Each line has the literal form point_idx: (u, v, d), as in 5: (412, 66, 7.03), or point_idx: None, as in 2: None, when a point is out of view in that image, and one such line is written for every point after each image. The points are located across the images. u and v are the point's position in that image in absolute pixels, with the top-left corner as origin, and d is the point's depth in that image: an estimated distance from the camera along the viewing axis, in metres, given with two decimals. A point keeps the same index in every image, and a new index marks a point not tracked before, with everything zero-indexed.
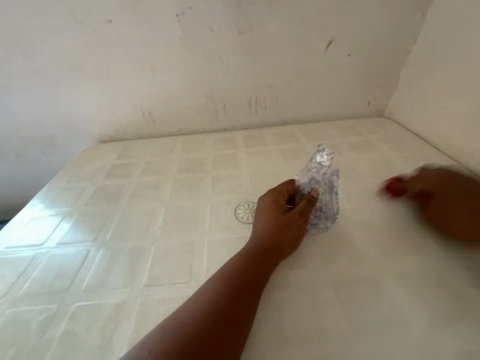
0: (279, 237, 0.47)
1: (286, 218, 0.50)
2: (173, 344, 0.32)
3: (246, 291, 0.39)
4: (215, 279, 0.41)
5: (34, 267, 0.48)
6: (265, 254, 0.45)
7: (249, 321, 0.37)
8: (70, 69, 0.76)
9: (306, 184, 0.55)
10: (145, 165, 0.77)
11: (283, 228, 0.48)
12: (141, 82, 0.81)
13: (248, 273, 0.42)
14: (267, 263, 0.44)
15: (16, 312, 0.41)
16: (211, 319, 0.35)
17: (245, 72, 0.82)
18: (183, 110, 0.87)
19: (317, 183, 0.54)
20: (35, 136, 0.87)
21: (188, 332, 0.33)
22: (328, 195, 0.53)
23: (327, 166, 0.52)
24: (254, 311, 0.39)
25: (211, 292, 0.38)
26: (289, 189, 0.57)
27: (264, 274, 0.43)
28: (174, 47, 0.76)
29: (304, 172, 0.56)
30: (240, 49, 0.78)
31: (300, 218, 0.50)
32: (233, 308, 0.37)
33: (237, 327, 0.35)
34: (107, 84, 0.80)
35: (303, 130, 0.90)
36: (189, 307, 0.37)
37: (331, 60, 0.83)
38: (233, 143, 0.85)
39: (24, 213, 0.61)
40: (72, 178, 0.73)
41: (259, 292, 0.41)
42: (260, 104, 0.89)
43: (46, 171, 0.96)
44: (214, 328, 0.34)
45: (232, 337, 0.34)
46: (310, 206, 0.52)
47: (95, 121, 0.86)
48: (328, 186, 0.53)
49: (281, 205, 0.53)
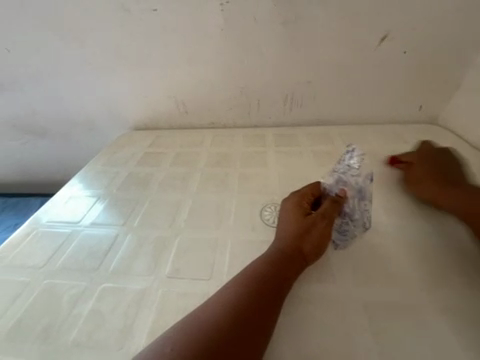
0: (301, 242, 0.44)
1: (308, 221, 0.46)
2: (191, 344, 0.31)
3: (266, 297, 0.37)
4: (235, 281, 0.39)
5: (70, 243, 0.51)
6: (287, 261, 0.42)
7: (269, 332, 0.35)
8: (115, 57, 0.80)
9: (332, 185, 0.50)
10: (174, 156, 0.77)
11: (305, 232, 0.45)
12: (178, 72, 0.81)
13: (269, 280, 0.39)
14: (289, 272, 0.41)
15: (52, 283, 0.44)
16: (230, 324, 0.34)
17: (283, 66, 0.78)
18: (216, 103, 0.86)
19: (344, 185, 0.49)
20: (78, 119, 0.93)
21: (207, 334, 0.32)
22: (357, 201, 0.49)
23: (356, 167, 0.49)
24: (274, 321, 0.36)
25: (231, 294, 0.37)
26: (314, 191, 0.52)
27: (286, 282, 0.40)
28: (213, 38, 0.75)
29: (330, 174, 0.52)
30: (281, 42, 0.74)
31: (323, 222, 0.46)
32: (253, 316, 0.35)
33: (256, 335, 0.34)
34: (146, 73, 0.82)
35: (339, 132, 0.83)
36: (208, 306, 0.36)
37: (381, 57, 0.75)
38: (263, 141, 0.82)
39: (64, 191, 0.66)
40: (107, 163, 0.77)
41: (280, 301, 0.38)
42: (296, 101, 0.84)
43: (85, 153, 1.03)
44: (233, 335, 0.33)
45: (251, 347, 0.33)
46: (335, 209, 0.48)
47: (132, 108, 0.90)
48: (358, 190, 0.49)
49: (305, 208, 0.49)
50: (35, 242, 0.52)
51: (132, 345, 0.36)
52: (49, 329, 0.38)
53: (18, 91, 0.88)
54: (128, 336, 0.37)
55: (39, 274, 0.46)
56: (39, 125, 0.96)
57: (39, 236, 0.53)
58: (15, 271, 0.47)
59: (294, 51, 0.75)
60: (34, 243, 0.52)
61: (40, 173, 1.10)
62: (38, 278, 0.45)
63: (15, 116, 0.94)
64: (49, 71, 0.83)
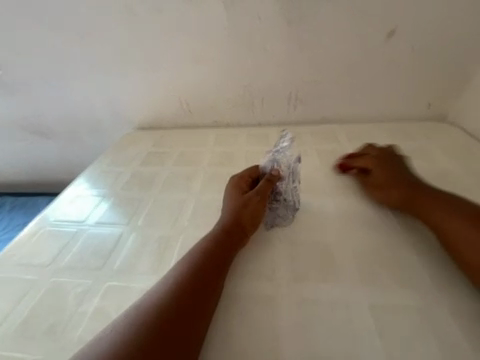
0: (240, 215, 0.49)
1: (245, 197, 0.51)
2: (143, 318, 0.33)
3: (214, 262, 0.41)
4: (185, 259, 0.41)
5: (75, 241, 0.52)
6: (227, 235, 0.46)
7: (214, 300, 0.38)
8: (120, 58, 0.80)
9: (268, 165, 0.57)
10: (178, 155, 0.78)
11: (244, 206, 0.50)
12: (182, 71, 0.81)
13: (213, 254, 0.42)
14: (230, 245, 0.45)
15: (58, 281, 0.45)
16: (177, 298, 0.36)
17: (288, 64, 0.77)
18: (220, 101, 0.86)
19: (278, 164, 0.56)
20: (84, 119, 0.94)
21: (156, 309, 0.34)
22: (288, 181, 0.55)
23: (287, 149, 0.56)
24: (219, 290, 0.40)
25: (180, 272, 0.39)
26: (252, 174, 0.58)
27: (228, 254, 0.44)
28: (217, 36, 0.74)
29: (268, 156, 0.59)
30: (286, 39, 0.73)
31: (258, 197, 0.52)
32: (200, 289, 0.37)
33: (207, 293, 0.38)
34: (151, 73, 0.82)
35: (345, 131, 0.82)
36: (167, 273, 0.40)
37: (389, 52, 0.73)
38: (267, 140, 0.81)
39: (71, 190, 0.67)
40: (113, 162, 0.78)
41: (223, 272, 0.42)
42: (301, 99, 0.83)
43: (90, 153, 1.04)
44: (181, 307, 0.35)
45: (199, 316, 0.35)
46: (270, 187, 0.54)
47: (137, 108, 0.90)
48: (289, 169, 0.55)
49: (244, 188, 0.55)
50: (42, 240, 0.53)
51: None
52: (56, 326, 0.39)
53: (26, 92, 0.90)
54: None
55: (46, 272, 0.46)
56: (46, 125, 0.97)
57: (46, 235, 0.54)
58: (22, 268, 0.47)
59: (299, 48, 0.74)
60: (41, 241, 0.53)
61: (48, 173, 1.12)
62: (45, 275, 0.46)
63: (23, 116, 0.96)
64: (56, 71, 0.85)
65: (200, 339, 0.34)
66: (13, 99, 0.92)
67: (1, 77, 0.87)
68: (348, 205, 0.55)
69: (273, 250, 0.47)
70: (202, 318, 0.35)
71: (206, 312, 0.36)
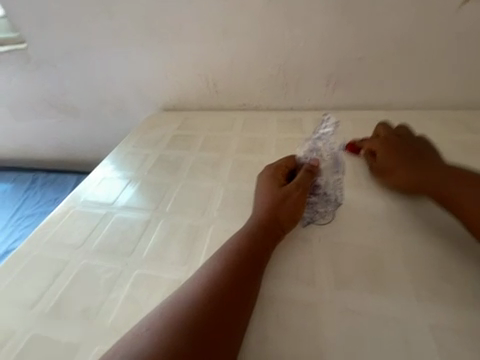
0: (278, 210, 0.45)
1: (283, 191, 0.47)
2: (179, 312, 0.32)
3: (251, 260, 0.39)
4: (220, 253, 0.39)
5: (104, 224, 0.51)
6: (265, 230, 0.42)
7: (251, 300, 0.36)
8: (147, 32, 0.75)
9: (306, 155, 0.51)
10: (204, 139, 0.73)
11: (282, 201, 0.46)
12: (212, 47, 0.74)
13: (250, 251, 0.40)
14: (267, 241, 0.42)
15: (89, 264, 0.44)
16: (212, 295, 0.34)
17: (333, 39, 0.68)
18: (250, 82, 0.78)
19: (318, 153, 0.50)
20: (109, 98, 0.92)
21: (193, 305, 0.33)
22: (330, 172, 0.50)
23: (330, 133, 0.50)
24: (256, 289, 0.37)
25: (215, 267, 0.37)
26: (288, 164, 0.52)
27: (265, 251, 0.41)
28: (255, 6, 0.66)
29: (306, 143, 0.53)
30: (334, 9, 0.64)
31: (298, 191, 0.47)
32: (236, 287, 0.35)
33: (243, 293, 0.35)
34: (179, 49, 0.76)
35: (391, 119, 0.72)
36: (202, 268, 0.38)
37: (456, 27, 0.62)
38: (300, 126, 0.74)
39: (98, 171, 0.66)
40: (137, 144, 0.75)
41: (260, 270, 0.39)
42: (342, 81, 0.73)
43: (115, 133, 1.03)
44: (216, 304, 0.33)
45: (235, 315, 0.33)
46: (310, 179, 0.48)
47: (161, 87, 0.85)
48: (332, 159, 0.50)
49: (280, 179, 0.50)
50: (72, 221, 0.53)
51: None
52: (89, 311, 0.38)
53: (53, 68, 0.88)
54: None
55: (77, 254, 0.46)
56: (72, 103, 0.96)
57: (75, 215, 0.54)
58: (55, 248, 0.48)
59: (348, 20, 0.64)
60: (72, 222, 0.53)
61: (74, 152, 1.14)
62: (76, 257, 0.46)
63: (50, 93, 0.95)
64: (81, 46, 0.81)
65: (238, 340, 0.32)
66: (40, 76, 0.91)
67: (29, 53, 0.86)
68: (398, 203, 0.49)
69: (311, 249, 0.43)
70: (239, 320, 0.33)
71: (242, 313, 0.34)
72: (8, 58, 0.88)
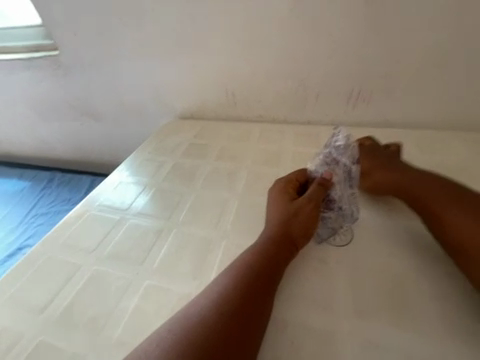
0: (291, 226, 0.43)
1: (295, 206, 0.45)
2: (190, 333, 0.31)
3: (264, 279, 0.37)
4: (232, 270, 0.38)
5: (118, 229, 0.51)
6: (278, 248, 0.41)
7: (264, 323, 0.34)
8: (172, 43, 0.77)
9: (318, 169, 0.49)
10: (221, 149, 0.74)
11: (294, 216, 0.44)
12: (233, 59, 0.76)
13: (263, 269, 0.38)
14: (280, 259, 0.40)
15: (100, 268, 0.44)
16: (224, 317, 0.32)
17: (354, 56, 0.67)
18: (269, 94, 0.79)
19: (330, 167, 0.48)
20: (130, 104, 0.95)
21: (203, 328, 0.31)
22: (345, 186, 0.47)
23: (343, 146, 0.49)
24: (269, 311, 0.35)
25: (227, 285, 0.35)
26: (299, 177, 0.51)
27: (278, 270, 0.39)
28: (278, 21, 0.67)
29: (316, 157, 0.51)
30: (358, 26, 0.64)
31: (310, 205, 0.45)
32: (248, 309, 0.33)
33: (256, 314, 0.33)
34: (201, 60, 0.78)
35: (414, 138, 0.70)
36: (213, 285, 0.36)
37: None
38: (317, 140, 0.73)
39: (114, 175, 0.67)
40: (154, 150, 0.76)
41: (273, 290, 0.37)
42: (363, 97, 0.73)
43: (132, 138, 1.05)
44: (228, 327, 0.31)
45: (247, 341, 0.31)
46: (323, 193, 0.46)
47: (181, 96, 0.87)
48: (345, 172, 0.48)
49: (291, 193, 0.48)
50: (87, 224, 0.53)
51: None
52: (97, 319, 0.37)
53: (80, 74, 0.92)
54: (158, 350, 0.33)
55: (89, 258, 0.46)
56: (95, 107, 1.01)
57: (90, 218, 0.55)
58: (68, 251, 0.48)
59: (372, 37, 0.64)
60: (86, 225, 0.53)
61: (92, 154, 1.18)
62: (88, 262, 0.45)
63: (76, 97, 1.00)
64: (109, 55, 0.86)
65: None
66: (68, 81, 0.96)
67: (60, 59, 0.91)
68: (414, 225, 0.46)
69: (329, 271, 0.41)
70: (251, 347, 0.31)
71: (255, 337, 0.32)
72: (40, 63, 0.94)
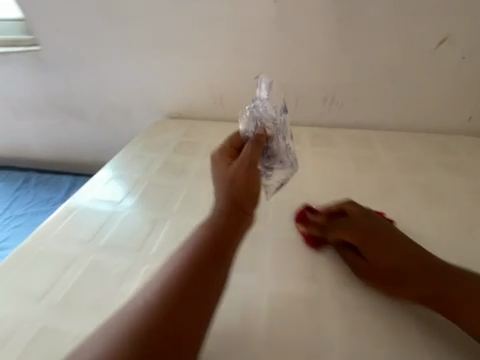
0: (238, 201, 0.39)
1: (234, 171, 0.42)
2: (125, 335, 0.28)
3: (210, 267, 0.33)
4: (175, 261, 0.34)
5: (112, 222, 0.53)
6: (227, 230, 0.37)
7: (208, 312, 0.32)
8: (164, 44, 0.82)
9: (250, 125, 0.49)
10: (209, 147, 0.78)
11: (231, 180, 0.41)
12: (221, 64, 0.81)
13: (209, 256, 0.34)
14: (230, 241, 0.36)
15: (97, 259, 0.46)
16: (162, 314, 0.30)
17: (329, 65, 0.77)
18: (254, 96, 0.85)
19: (261, 122, 0.49)
20: (116, 102, 0.95)
21: (141, 330, 0.29)
22: (278, 137, 0.49)
23: (265, 97, 0.50)
24: (215, 301, 0.33)
25: (168, 280, 0.32)
26: (234, 143, 0.48)
27: (229, 254, 0.35)
28: (264, 30, 0.74)
29: (248, 114, 0.51)
30: (332, 39, 0.73)
31: (246, 167, 0.42)
32: (190, 303, 0.31)
33: (198, 305, 0.31)
34: (191, 61, 0.82)
35: (381, 138, 0.80)
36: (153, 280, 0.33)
37: (433, 63, 0.74)
38: (298, 140, 0.80)
39: (104, 172, 0.68)
40: (144, 148, 0.78)
41: (222, 276, 0.34)
42: (336, 102, 0.82)
43: (116, 137, 1.04)
44: (166, 325, 0.29)
45: (190, 332, 0.30)
46: (258, 151, 0.45)
47: (169, 95, 0.90)
48: (275, 124, 0.49)
49: (229, 160, 0.45)
50: (78, 219, 0.54)
51: None
52: (98, 303, 0.39)
53: (63, 71, 0.91)
54: None
55: (86, 250, 0.47)
56: (77, 104, 0.98)
57: (80, 213, 0.55)
58: (62, 244, 0.48)
59: (344, 50, 0.74)
60: (78, 220, 0.54)
61: (72, 153, 1.14)
62: (84, 253, 0.47)
63: (57, 94, 0.97)
64: (97, 53, 0.86)
65: (196, 353, 0.30)
66: (48, 76, 0.93)
67: (42, 55, 0.89)
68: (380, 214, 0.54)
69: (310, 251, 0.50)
70: (194, 338, 0.30)
71: (198, 328, 0.30)
72: (19, 57, 0.90)
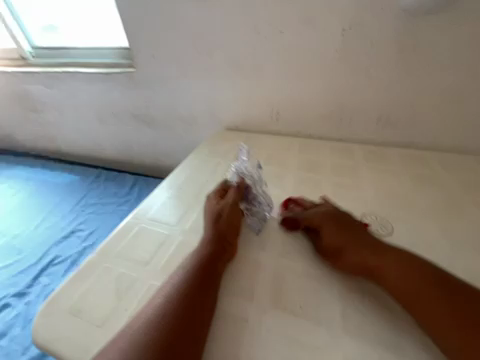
0: (226, 229, 0.51)
1: (220, 209, 0.54)
2: (156, 321, 0.37)
3: (211, 272, 0.44)
4: (186, 268, 0.44)
5: (193, 210, 0.63)
6: (223, 248, 0.48)
7: (212, 308, 0.40)
8: (233, 68, 0.94)
9: (232, 176, 0.59)
10: (267, 156, 0.86)
11: (217, 219, 0.52)
12: (282, 85, 0.91)
13: (211, 264, 0.45)
14: (224, 256, 0.48)
15: (186, 237, 0.55)
16: (181, 307, 0.38)
17: (386, 89, 0.82)
18: (309, 114, 0.93)
19: (241, 174, 0.58)
20: (184, 115, 1.11)
21: (167, 317, 0.37)
22: (257, 187, 0.58)
23: (245, 158, 0.59)
24: (216, 299, 0.42)
25: (182, 281, 0.42)
26: (223, 187, 0.60)
27: (222, 264, 0.47)
28: (326, 57, 0.83)
29: (232, 169, 0.61)
30: (392, 66, 0.78)
31: (232, 206, 0.54)
32: (198, 300, 0.40)
33: (205, 301, 0.40)
34: (255, 83, 0.94)
35: (438, 159, 0.81)
36: (170, 280, 0.43)
37: None
38: (351, 155, 0.85)
39: (179, 171, 0.80)
40: (209, 153, 0.89)
41: (218, 279, 0.44)
42: (391, 122, 0.86)
43: (179, 144, 1.20)
44: (184, 315, 0.38)
45: (201, 322, 0.38)
46: (239, 195, 0.56)
47: (231, 110, 1.02)
48: (253, 177, 0.58)
49: (218, 199, 0.57)
50: (165, 206, 0.64)
51: (260, 301, 0.44)
52: None
53: (147, 88, 1.10)
54: (254, 298, 0.44)
55: (175, 230, 0.57)
56: (152, 115, 1.17)
57: (166, 201, 0.66)
58: (156, 224, 0.59)
59: (404, 76, 0.79)
60: (164, 207, 0.64)
61: (138, 155, 1.32)
62: (174, 233, 0.56)
63: (137, 106, 1.17)
64: (175, 74, 1.03)
65: (205, 342, 0.37)
66: (135, 92, 1.13)
67: (133, 75, 1.09)
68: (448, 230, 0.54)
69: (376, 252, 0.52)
70: (204, 328, 0.38)
71: (206, 319, 0.39)
72: (115, 77, 1.13)
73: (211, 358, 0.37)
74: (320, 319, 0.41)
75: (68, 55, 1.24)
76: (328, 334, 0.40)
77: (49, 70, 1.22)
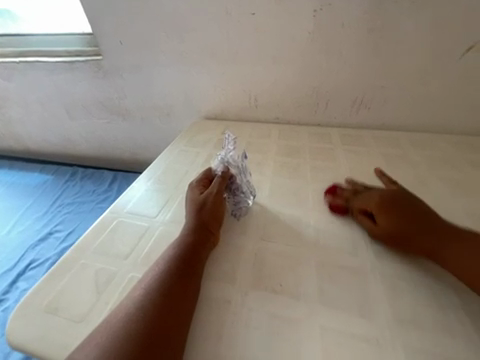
0: (207, 217, 0.51)
1: (204, 200, 0.53)
2: (138, 310, 0.37)
3: (192, 259, 0.45)
4: (168, 257, 0.44)
5: (173, 201, 0.62)
6: (204, 235, 0.49)
7: (194, 293, 0.41)
8: (207, 54, 0.91)
9: (217, 166, 0.58)
10: (247, 143, 0.86)
11: (200, 207, 0.52)
12: (259, 71, 0.90)
13: (192, 252, 0.46)
14: (205, 243, 0.48)
15: (167, 229, 0.54)
16: (162, 294, 0.39)
17: (359, 72, 0.84)
18: (287, 99, 0.93)
19: (227, 164, 0.57)
20: (160, 105, 1.06)
21: (149, 305, 0.37)
22: (241, 177, 0.58)
23: (231, 147, 0.57)
24: (198, 284, 0.43)
25: (163, 270, 0.42)
26: (208, 176, 0.59)
27: (204, 250, 0.47)
28: (301, 40, 0.82)
29: (217, 158, 0.59)
30: (363, 48, 0.80)
31: (216, 196, 0.54)
32: (180, 286, 0.40)
33: (187, 286, 0.41)
34: (231, 69, 0.92)
35: (408, 138, 0.86)
36: (152, 270, 0.43)
37: (462, 69, 0.78)
38: (328, 138, 0.87)
39: (158, 162, 0.77)
40: (189, 143, 0.87)
41: (200, 266, 0.45)
42: (365, 104, 0.89)
43: (158, 136, 1.16)
44: (166, 301, 0.38)
45: (183, 306, 0.39)
46: (223, 184, 0.56)
47: (209, 99, 1.00)
48: (238, 167, 0.58)
49: (201, 189, 0.56)
50: (143, 198, 0.63)
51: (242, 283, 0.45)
52: None
53: (118, 78, 1.04)
54: (237, 281, 0.46)
55: (155, 222, 0.56)
56: (126, 107, 1.11)
57: (144, 194, 0.65)
58: (134, 218, 0.57)
59: (375, 58, 0.81)
60: (143, 200, 0.62)
61: (116, 150, 1.26)
62: (154, 225, 0.55)
63: (109, 98, 1.10)
64: (147, 62, 0.97)
65: (188, 326, 0.38)
66: (105, 82, 1.06)
67: (101, 63, 1.02)
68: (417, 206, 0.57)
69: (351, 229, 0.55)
70: (186, 312, 0.38)
71: (188, 304, 0.39)
72: (81, 66, 1.05)
73: (196, 340, 0.38)
74: (300, 293, 0.44)
75: (25, 43, 1.13)
76: (307, 307, 0.42)
77: (4, 60, 1.11)
